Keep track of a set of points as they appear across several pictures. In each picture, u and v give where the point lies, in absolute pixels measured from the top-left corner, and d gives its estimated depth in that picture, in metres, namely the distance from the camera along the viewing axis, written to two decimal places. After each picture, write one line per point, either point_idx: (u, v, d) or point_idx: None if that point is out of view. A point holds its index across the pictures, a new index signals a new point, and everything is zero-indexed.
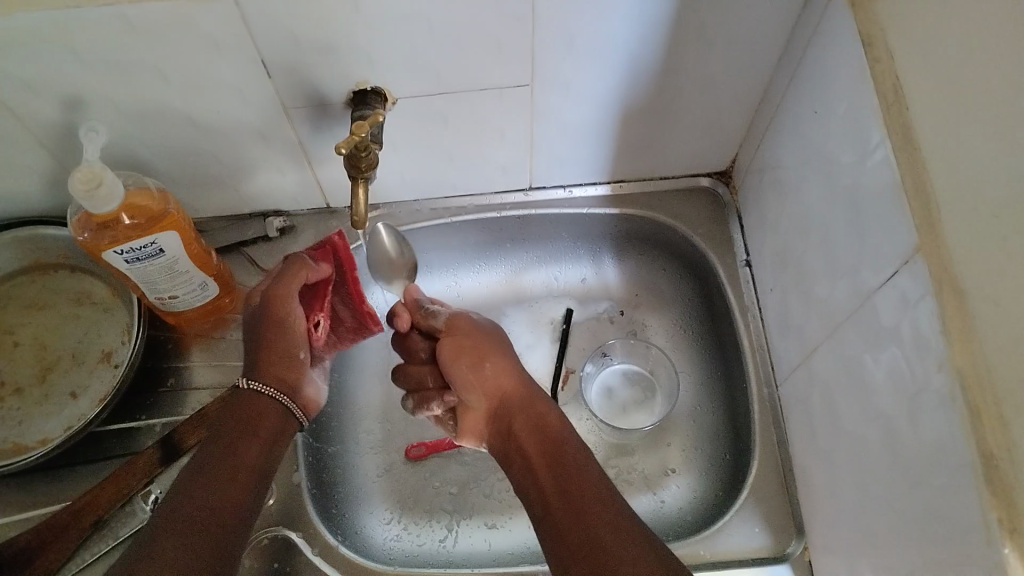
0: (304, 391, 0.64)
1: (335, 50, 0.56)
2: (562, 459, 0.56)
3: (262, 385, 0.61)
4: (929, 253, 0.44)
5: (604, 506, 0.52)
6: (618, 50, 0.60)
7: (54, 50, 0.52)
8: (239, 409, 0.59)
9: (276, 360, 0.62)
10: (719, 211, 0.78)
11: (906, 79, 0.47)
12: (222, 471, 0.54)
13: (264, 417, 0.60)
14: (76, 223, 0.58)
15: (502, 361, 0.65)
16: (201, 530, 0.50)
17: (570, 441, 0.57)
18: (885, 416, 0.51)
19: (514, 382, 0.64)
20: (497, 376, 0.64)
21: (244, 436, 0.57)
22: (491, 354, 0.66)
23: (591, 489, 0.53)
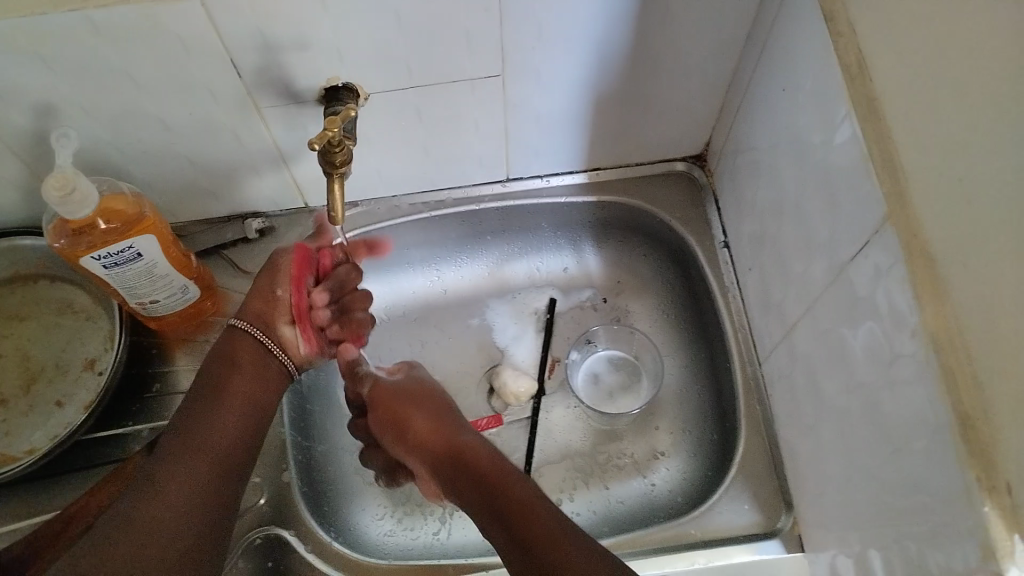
0: (279, 331, 0.66)
1: (304, 47, 0.56)
2: (496, 500, 0.59)
3: (242, 322, 0.65)
4: (898, 221, 0.45)
5: (552, 528, 0.55)
6: (588, 38, 0.60)
7: (21, 58, 0.52)
8: (222, 349, 0.64)
9: (260, 301, 0.66)
10: (697, 195, 0.79)
11: (869, 51, 0.47)
12: (210, 419, 0.60)
13: (240, 356, 0.64)
14: (51, 230, 0.58)
15: (423, 421, 0.68)
16: (202, 479, 0.57)
17: (502, 479, 0.60)
18: (864, 386, 0.51)
19: (441, 438, 0.66)
20: (422, 437, 0.67)
21: (220, 395, 0.61)
22: (414, 419, 0.68)
23: (532, 516, 0.56)
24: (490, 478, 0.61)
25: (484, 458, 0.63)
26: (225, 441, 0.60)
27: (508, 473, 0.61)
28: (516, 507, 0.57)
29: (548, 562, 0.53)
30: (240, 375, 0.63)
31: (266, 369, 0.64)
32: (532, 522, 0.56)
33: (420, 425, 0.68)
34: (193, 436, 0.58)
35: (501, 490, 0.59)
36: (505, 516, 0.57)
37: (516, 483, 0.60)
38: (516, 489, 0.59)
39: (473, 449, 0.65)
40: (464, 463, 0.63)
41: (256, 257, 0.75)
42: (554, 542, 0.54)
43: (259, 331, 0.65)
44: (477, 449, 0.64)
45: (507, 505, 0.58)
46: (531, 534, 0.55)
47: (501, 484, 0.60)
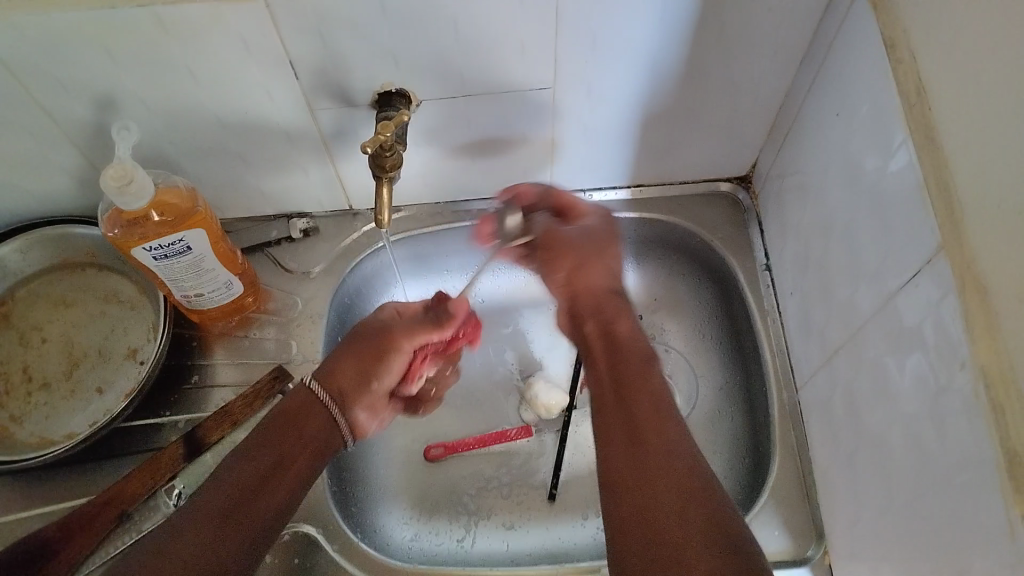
0: (355, 414, 0.67)
1: (361, 51, 0.57)
2: (624, 354, 0.61)
3: (325, 391, 0.64)
4: (952, 252, 0.45)
5: (653, 405, 0.56)
6: (643, 55, 0.61)
7: (88, 50, 0.53)
8: (293, 406, 0.62)
9: (357, 378, 0.67)
10: (739, 217, 0.79)
11: (929, 80, 0.47)
12: (264, 467, 0.56)
13: (313, 418, 0.62)
14: (105, 220, 0.59)
15: (597, 275, 0.67)
16: (233, 530, 0.52)
17: (648, 376, 0.59)
18: (907, 417, 0.51)
19: (605, 292, 0.67)
20: (574, 284, 0.67)
21: (281, 442, 0.59)
22: (587, 266, 0.67)
23: (646, 387, 0.58)
24: (621, 340, 0.63)
25: (621, 316, 0.65)
26: (271, 493, 0.55)
27: (651, 373, 0.59)
28: (645, 362, 0.61)
29: (641, 427, 0.55)
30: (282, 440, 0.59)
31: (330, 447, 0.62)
32: (643, 392, 0.58)
33: (587, 278, 0.67)
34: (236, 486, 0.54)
35: (627, 354, 0.61)
36: (623, 371, 0.60)
37: (641, 353, 0.62)
38: (657, 389, 0.58)
39: (613, 311, 0.65)
40: (611, 330, 0.64)
41: (300, 256, 0.76)
42: (658, 431, 0.54)
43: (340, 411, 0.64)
44: (626, 314, 0.65)
45: (635, 375, 0.59)
46: (638, 421, 0.55)
47: (635, 346, 0.62)
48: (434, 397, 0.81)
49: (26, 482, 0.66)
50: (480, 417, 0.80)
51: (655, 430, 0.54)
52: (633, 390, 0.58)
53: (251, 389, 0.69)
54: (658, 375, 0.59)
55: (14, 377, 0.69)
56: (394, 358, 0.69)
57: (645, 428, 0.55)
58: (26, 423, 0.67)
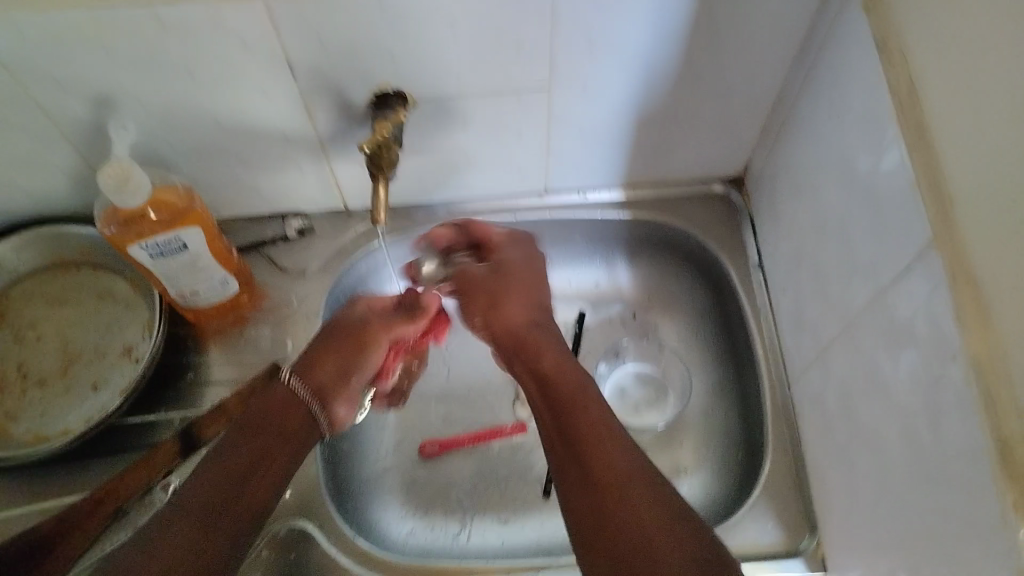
0: (336, 410, 0.66)
1: (358, 51, 0.57)
2: (552, 389, 0.58)
3: (302, 387, 0.63)
4: (944, 248, 0.45)
5: (598, 438, 0.54)
6: (638, 55, 0.61)
7: (85, 49, 0.53)
8: (273, 403, 0.60)
9: (334, 373, 0.66)
10: (733, 216, 0.79)
11: (920, 80, 0.48)
12: (245, 463, 0.55)
13: (291, 415, 0.61)
14: (102, 217, 0.59)
15: (517, 309, 0.65)
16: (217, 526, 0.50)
17: (586, 407, 0.56)
18: (900, 412, 0.51)
19: (529, 325, 0.64)
20: (506, 317, 0.65)
21: (259, 439, 0.57)
22: (508, 302, 0.65)
23: (588, 421, 0.55)
24: (548, 367, 0.60)
25: (542, 343, 0.62)
26: (252, 490, 0.54)
27: (591, 402, 0.56)
28: (573, 393, 0.58)
29: (591, 467, 0.52)
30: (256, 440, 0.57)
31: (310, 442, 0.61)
32: (583, 425, 0.55)
33: (516, 307, 0.65)
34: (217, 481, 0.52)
35: (557, 384, 0.59)
36: (560, 402, 0.57)
37: (574, 382, 0.58)
38: (596, 418, 0.55)
39: (536, 340, 0.63)
40: (539, 366, 0.61)
41: (296, 256, 0.77)
42: (609, 467, 0.52)
43: (324, 409, 0.64)
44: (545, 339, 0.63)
45: (576, 409, 0.56)
46: (590, 461, 0.52)
47: (562, 374, 0.59)
48: (429, 395, 0.81)
49: (20, 479, 0.66)
50: (475, 415, 0.80)
51: (607, 469, 0.51)
52: (575, 427, 0.55)
53: (247, 386, 0.69)
54: (592, 403, 0.56)
55: (8, 375, 0.68)
56: (372, 351, 0.69)
57: (596, 468, 0.52)
58: (22, 421, 0.67)
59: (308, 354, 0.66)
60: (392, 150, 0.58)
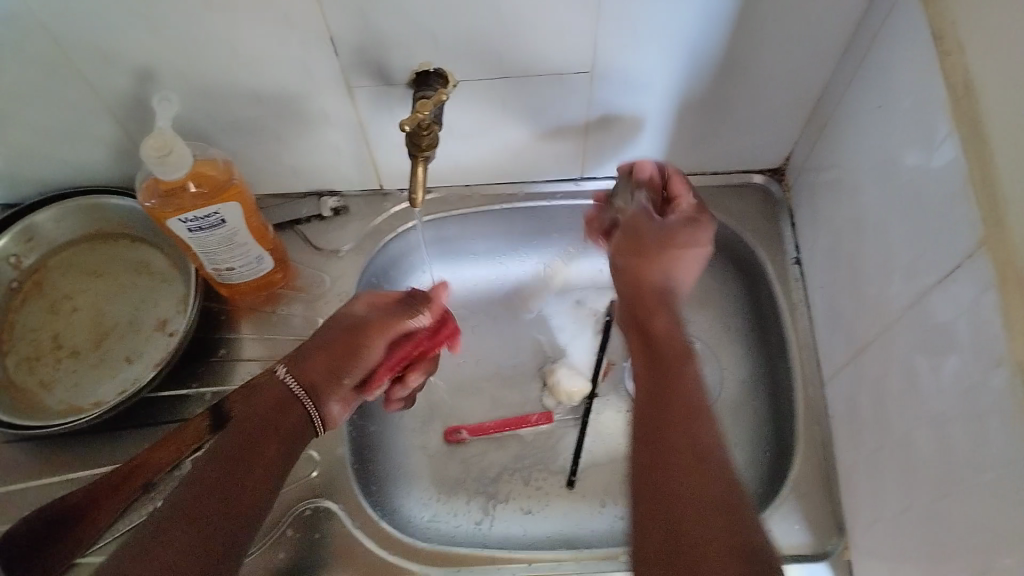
0: (328, 406, 0.63)
1: (401, 30, 0.57)
2: (665, 352, 0.60)
3: (292, 381, 0.62)
4: (993, 247, 0.44)
5: (688, 399, 0.55)
6: (682, 42, 0.60)
7: (131, 20, 0.53)
8: (264, 400, 0.61)
9: (328, 370, 0.63)
10: (771, 209, 0.78)
11: (977, 74, 0.46)
12: (239, 465, 0.55)
13: (287, 412, 0.60)
14: (143, 190, 0.60)
15: (658, 273, 0.64)
16: (209, 531, 0.51)
17: (685, 375, 0.58)
18: (937, 414, 0.50)
19: (660, 295, 0.64)
20: (637, 274, 0.65)
21: (254, 441, 0.57)
22: (653, 257, 0.65)
23: (683, 383, 0.57)
24: (662, 336, 0.61)
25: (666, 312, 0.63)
26: (247, 490, 0.54)
27: (691, 372, 0.58)
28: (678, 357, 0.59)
29: (672, 420, 0.54)
30: (267, 447, 0.57)
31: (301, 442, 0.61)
32: (678, 390, 0.56)
33: (660, 268, 0.64)
34: (210, 485, 0.53)
35: (670, 352, 0.60)
36: (664, 370, 0.58)
37: (679, 352, 0.60)
38: (691, 386, 0.57)
39: (655, 308, 0.63)
40: (653, 337, 0.61)
41: (330, 234, 0.77)
42: (694, 422, 0.54)
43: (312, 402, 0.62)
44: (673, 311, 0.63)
45: (670, 372, 0.58)
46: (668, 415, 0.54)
47: (679, 342, 0.61)
48: (456, 380, 0.81)
49: (56, 446, 0.67)
50: (502, 401, 0.80)
51: (685, 428, 0.53)
52: (666, 386, 0.56)
53: None
54: (696, 374, 0.58)
55: (44, 344, 0.69)
56: (365, 348, 0.65)
57: (677, 420, 0.54)
58: (56, 390, 0.68)
59: (303, 348, 0.64)
60: (430, 128, 0.58)
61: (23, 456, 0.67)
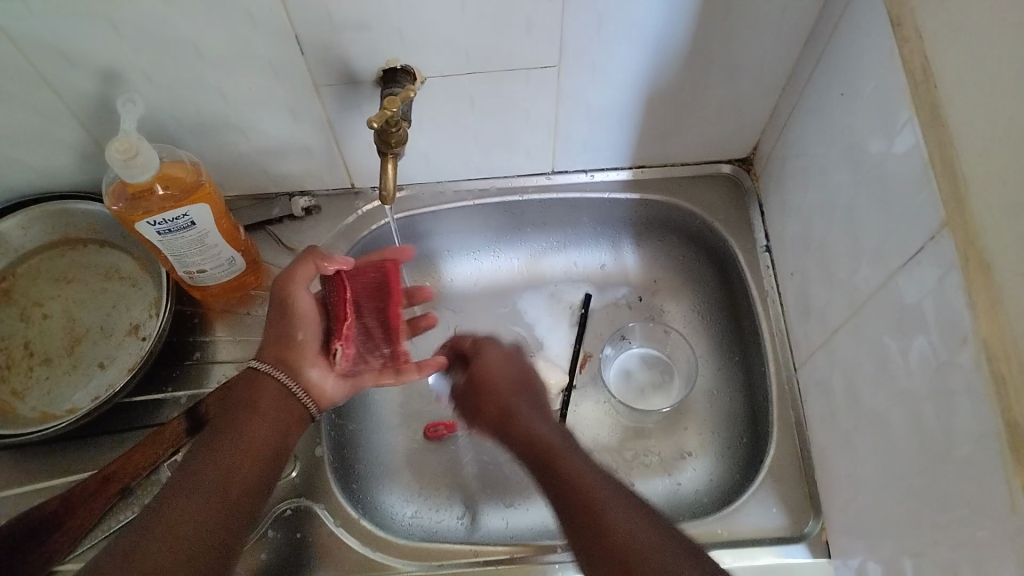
0: (306, 372, 0.63)
1: (367, 27, 0.57)
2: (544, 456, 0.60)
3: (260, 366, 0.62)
4: (955, 228, 0.45)
5: (582, 480, 0.57)
6: (647, 34, 0.61)
7: (91, 22, 0.53)
8: (240, 388, 0.60)
9: (279, 341, 0.62)
10: (741, 197, 0.79)
11: (935, 59, 0.47)
12: (235, 449, 0.56)
13: (262, 391, 0.60)
14: (110, 194, 0.59)
15: (497, 366, 0.70)
16: (209, 516, 0.52)
17: (566, 458, 0.59)
18: (908, 394, 0.51)
19: (519, 382, 0.69)
20: (491, 371, 0.70)
21: (245, 420, 0.58)
22: (487, 358, 0.71)
23: (569, 467, 0.58)
24: (533, 426, 0.64)
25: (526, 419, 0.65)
26: (243, 476, 0.55)
27: (571, 452, 0.60)
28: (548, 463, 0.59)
29: (587, 503, 0.55)
30: (257, 420, 0.59)
31: (289, 410, 0.61)
32: (570, 478, 0.57)
33: (495, 364, 0.70)
34: (209, 470, 0.54)
35: (545, 453, 0.60)
36: (553, 470, 0.59)
37: (554, 433, 0.63)
38: (577, 466, 0.58)
39: (518, 406, 0.66)
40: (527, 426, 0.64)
41: (303, 234, 0.77)
42: (601, 500, 0.55)
43: (286, 373, 0.61)
44: (526, 415, 0.65)
45: (554, 461, 0.59)
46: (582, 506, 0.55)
47: (545, 441, 0.61)
48: None
49: (28, 455, 0.66)
50: None
51: (607, 515, 0.53)
52: (571, 491, 0.56)
53: None
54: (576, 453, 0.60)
55: (14, 352, 0.68)
56: (301, 305, 0.63)
57: (587, 504, 0.55)
58: (29, 399, 0.67)
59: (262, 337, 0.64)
60: (399, 125, 0.58)
61: None
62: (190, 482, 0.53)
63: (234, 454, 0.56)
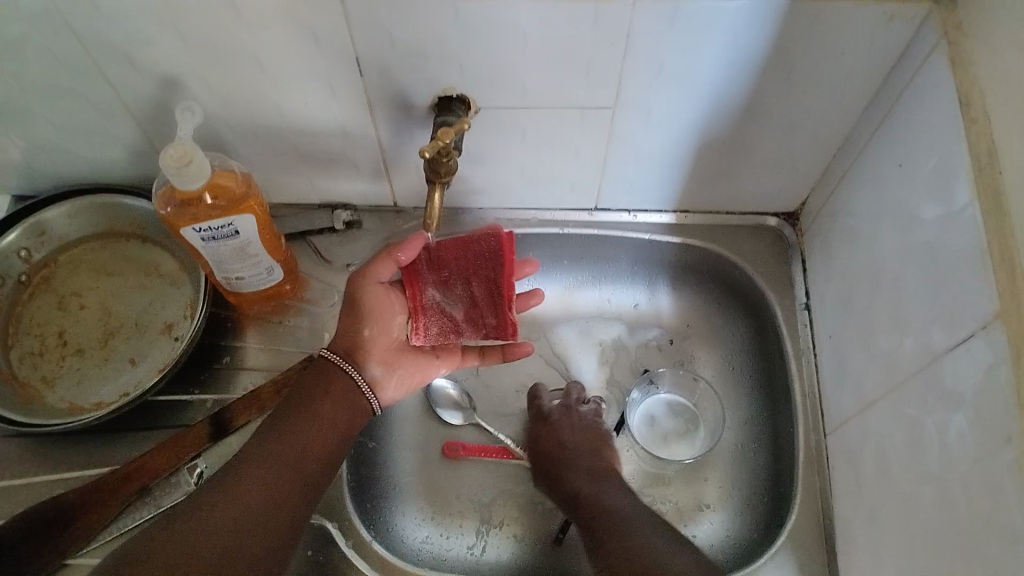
0: (369, 368, 0.64)
1: (428, 56, 0.57)
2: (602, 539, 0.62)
3: (331, 355, 0.63)
4: (1008, 319, 0.44)
5: (625, 533, 0.61)
6: (707, 85, 0.60)
7: (161, 30, 0.54)
8: (311, 375, 0.62)
9: (347, 335, 0.63)
10: (783, 251, 0.78)
11: (1003, 145, 0.46)
12: (304, 427, 0.60)
13: (334, 378, 0.62)
14: (160, 199, 0.60)
15: (567, 429, 0.73)
16: (276, 488, 0.57)
17: (614, 515, 0.63)
18: (941, 479, 0.50)
19: (587, 440, 0.72)
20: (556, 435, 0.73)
21: (316, 401, 0.61)
22: (557, 422, 0.74)
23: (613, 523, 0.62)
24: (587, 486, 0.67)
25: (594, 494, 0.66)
26: (310, 456, 0.59)
27: (621, 509, 0.64)
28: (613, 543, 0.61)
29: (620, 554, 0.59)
30: (331, 403, 0.61)
31: (353, 406, 0.63)
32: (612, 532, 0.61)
33: (564, 430, 0.73)
34: (283, 443, 0.58)
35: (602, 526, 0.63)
36: (598, 529, 0.63)
37: (611, 493, 0.66)
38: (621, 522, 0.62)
39: (582, 465, 0.70)
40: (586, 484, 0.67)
41: (342, 248, 0.77)
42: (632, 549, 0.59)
43: (352, 369, 0.63)
44: (591, 489, 0.67)
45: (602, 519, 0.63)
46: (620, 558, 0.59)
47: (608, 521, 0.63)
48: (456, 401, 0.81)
49: (53, 445, 0.67)
50: (501, 425, 0.80)
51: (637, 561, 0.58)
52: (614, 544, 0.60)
53: (282, 375, 0.69)
54: (627, 510, 0.64)
55: (49, 340, 0.69)
56: (370, 303, 0.61)
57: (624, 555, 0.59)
58: (58, 387, 0.67)
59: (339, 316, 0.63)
60: (443, 164, 0.58)
61: (20, 452, 0.66)
62: (265, 448, 0.58)
63: (309, 428, 0.60)
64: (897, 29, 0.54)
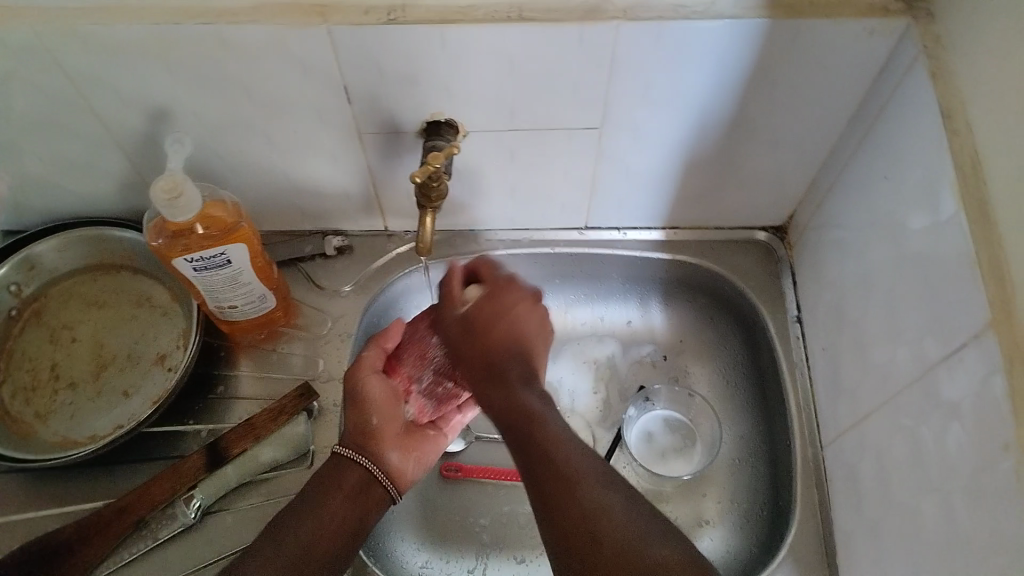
0: (386, 457, 0.63)
1: (415, 83, 0.57)
2: (556, 472, 0.52)
3: (342, 449, 0.62)
4: (1000, 328, 0.45)
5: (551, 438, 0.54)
6: (691, 104, 0.61)
7: (149, 65, 0.54)
8: (325, 471, 0.62)
9: (355, 429, 0.63)
10: (773, 264, 0.79)
11: (985, 155, 0.47)
12: (313, 517, 0.58)
13: (345, 475, 0.61)
14: (151, 229, 0.60)
15: (512, 320, 0.59)
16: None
17: (540, 427, 0.54)
18: (940, 487, 0.50)
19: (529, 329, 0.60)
20: (497, 326, 0.59)
21: (330, 493, 0.60)
22: (501, 318, 0.59)
23: (537, 432, 0.54)
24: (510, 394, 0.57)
25: (546, 420, 0.55)
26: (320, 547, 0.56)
27: (552, 424, 0.55)
28: (571, 492, 0.51)
29: (552, 468, 0.52)
30: (340, 494, 0.60)
31: (367, 497, 0.61)
32: (541, 447, 0.53)
33: (507, 318, 0.59)
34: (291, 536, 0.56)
35: (549, 446, 0.53)
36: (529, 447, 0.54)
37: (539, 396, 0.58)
38: (555, 435, 0.54)
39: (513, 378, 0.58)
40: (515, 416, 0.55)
41: (333, 274, 0.77)
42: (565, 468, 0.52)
43: (367, 461, 0.62)
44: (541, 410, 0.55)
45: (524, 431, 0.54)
46: (553, 476, 0.52)
47: (570, 468, 0.52)
48: None
49: (47, 480, 0.66)
50: (498, 447, 0.80)
51: (573, 485, 0.51)
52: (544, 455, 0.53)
53: (276, 403, 0.69)
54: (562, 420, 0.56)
55: (41, 373, 0.69)
56: (371, 392, 0.63)
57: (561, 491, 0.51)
58: (51, 422, 0.67)
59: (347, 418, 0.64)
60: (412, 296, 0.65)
61: (12, 488, 0.66)
62: (270, 540, 0.56)
63: (315, 524, 0.58)
64: (876, 45, 0.55)
